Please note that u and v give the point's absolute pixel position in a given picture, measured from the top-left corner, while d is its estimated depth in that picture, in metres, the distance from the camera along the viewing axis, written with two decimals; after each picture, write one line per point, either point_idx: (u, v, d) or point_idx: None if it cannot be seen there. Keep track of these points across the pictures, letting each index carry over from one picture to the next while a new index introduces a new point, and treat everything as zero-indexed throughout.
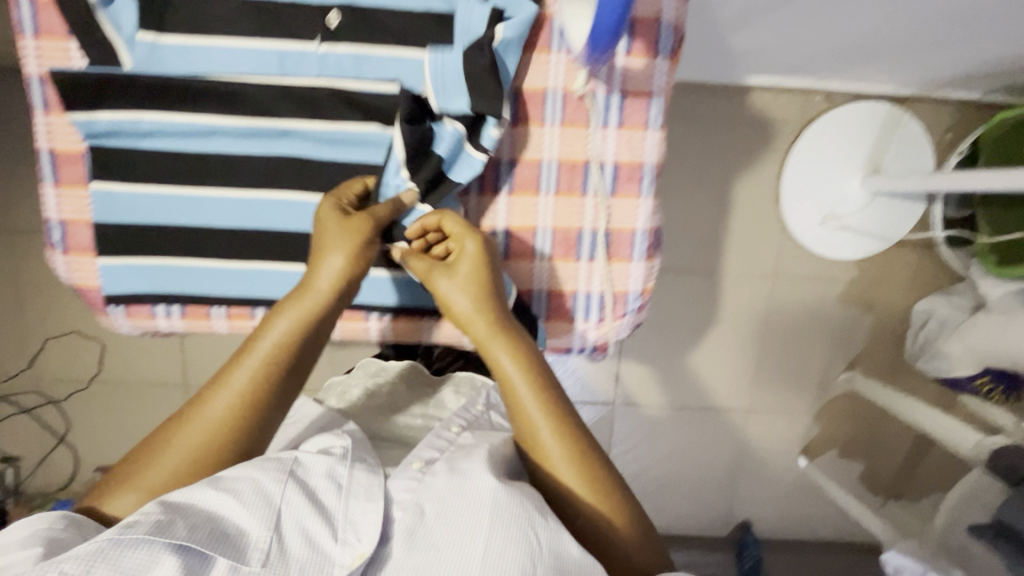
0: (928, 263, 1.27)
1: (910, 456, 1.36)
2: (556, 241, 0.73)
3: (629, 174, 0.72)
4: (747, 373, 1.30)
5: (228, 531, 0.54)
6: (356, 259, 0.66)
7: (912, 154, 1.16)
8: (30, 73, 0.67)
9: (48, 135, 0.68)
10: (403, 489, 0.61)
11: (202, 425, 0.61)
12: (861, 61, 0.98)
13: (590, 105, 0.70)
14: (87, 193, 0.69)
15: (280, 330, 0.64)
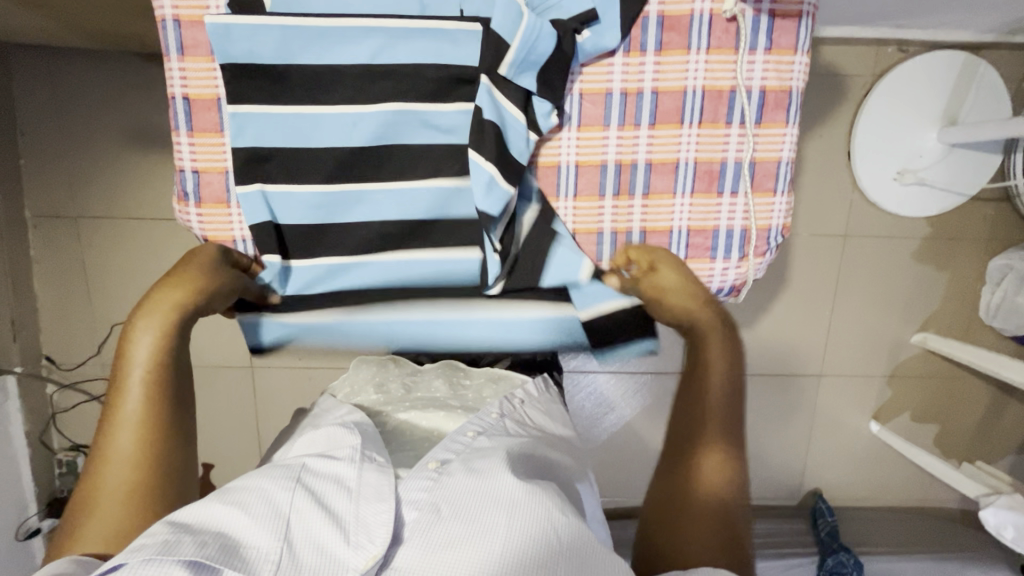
0: (1004, 218, 1.24)
1: (986, 418, 1.34)
2: (696, 176, 0.62)
3: (777, 100, 0.61)
4: (817, 337, 1.29)
5: (237, 540, 0.47)
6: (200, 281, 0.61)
7: (989, 103, 1.13)
8: (162, 12, 0.59)
9: (184, 81, 0.60)
10: (418, 489, 0.54)
11: (118, 461, 0.55)
12: (945, 5, 0.94)
13: (741, 26, 0.58)
14: (224, 144, 0.62)
15: (146, 347, 0.58)
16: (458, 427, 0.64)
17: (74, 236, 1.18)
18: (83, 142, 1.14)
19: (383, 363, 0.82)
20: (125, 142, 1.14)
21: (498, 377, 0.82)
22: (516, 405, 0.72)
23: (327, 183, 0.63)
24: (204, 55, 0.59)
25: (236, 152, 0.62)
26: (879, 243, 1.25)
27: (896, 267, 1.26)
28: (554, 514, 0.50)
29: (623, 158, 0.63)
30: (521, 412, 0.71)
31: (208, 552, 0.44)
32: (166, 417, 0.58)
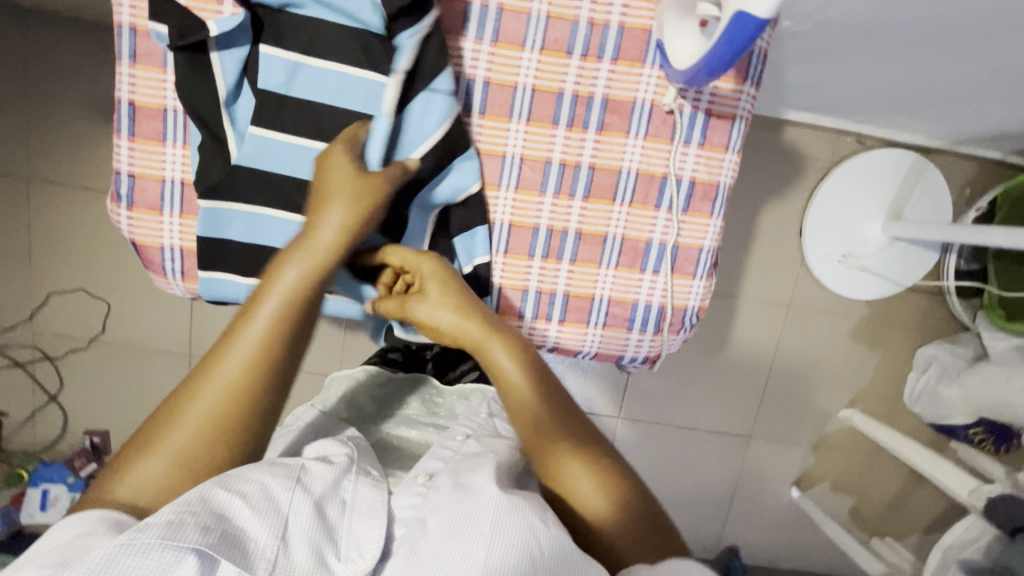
0: (937, 310, 1.31)
1: (900, 496, 1.40)
2: (623, 251, 0.65)
3: (704, 191, 0.64)
4: (751, 399, 1.34)
5: (236, 535, 0.46)
6: (363, 215, 0.56)
7: (933, 204, 1.20)
8: (121, 18, 0.59)
9: (132, 87, 0.60)
10: (406, 506, 0.55)
11: (217, 390, 0.52)
12: (898, 111, 1.00)
13: (678, 121, 0.61)
14: (164, 152, 0.62)
15: (292, 278, 0.54)
16: (447, 431, 0.65)
17: (22, 197, 1.15)
18: (46, 103, 1.11)
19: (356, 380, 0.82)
20: (90, 110, 1.12)
21: (470, 392, 0.82)
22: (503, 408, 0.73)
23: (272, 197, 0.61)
24: (158, 67, 0.59)
25: (176, 162, 0.62)
26: (821, 318, 1.31)
27: (833, 343, 1.32)
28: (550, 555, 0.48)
29: (555, 225, 0.65)
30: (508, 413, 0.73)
31: (209, 541, 0.44)
32: (282, 359, 0.54)
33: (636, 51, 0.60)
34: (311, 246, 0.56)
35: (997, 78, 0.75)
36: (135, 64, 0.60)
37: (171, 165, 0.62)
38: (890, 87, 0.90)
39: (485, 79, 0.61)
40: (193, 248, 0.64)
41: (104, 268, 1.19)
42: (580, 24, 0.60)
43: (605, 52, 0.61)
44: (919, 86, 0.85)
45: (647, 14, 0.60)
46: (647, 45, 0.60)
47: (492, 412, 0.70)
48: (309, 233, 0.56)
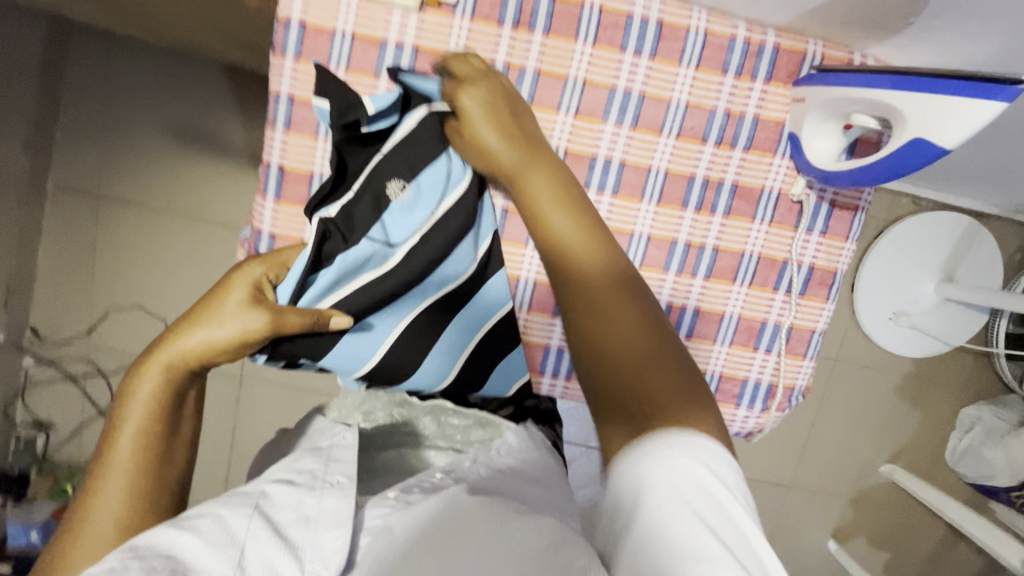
0: (981, 371, 1.33)
1: (935, 554, 1.40)
2: (739, 330, 0.59)
3: (823, 277, 0.59)
4: (792, 449, 1.34)
5: (187, 570, 0.44)
6: (247, 340, 0.57)
7: (985, 267, 1.21)
8: (278, 87, 0.60)
9: (283, 152, 0.61)
10: (378, 515, 0.52)
11: (98, 510, 0.51)
12: (964, 182, 1.02)
13: (805, 209, 0.58)
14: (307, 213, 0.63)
15: (148, 387, 0.56)
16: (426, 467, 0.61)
17: (92, 215, 1.17)
18: (125, 126, 1.14)
19: (372, 387, 0.79)
20: (167, 135, 1.14)
21: (487, 422, 0.77)
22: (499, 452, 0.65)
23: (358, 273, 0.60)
24: (310, 135, 0.61)
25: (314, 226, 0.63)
26: (866, 372, 1.32)
27: (877, 397, 1.33)
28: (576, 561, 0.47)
29: (674, 301, 0.60)
30: (504, 458, 0.65)
31: None
32: (161, 457, 0.56)
33: (768, 142, 0.58)
34: (161, 355, 0.57)
35: None
36: (287, 130, 0.61)
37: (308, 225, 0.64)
38: (961, 163, 0.92)
39: (620, 161, 0.59)
40: None
41: (163, 287, 1.20)
42: (717, 114, 0.58)
43: (738, 141, 0.58)
44: (994, 165, 0.87)
45: (782, 107, 0.58)
46: (779, 137, 0.58)
47: (479, 458, 0.64)
48: (165, 345, 0.57)
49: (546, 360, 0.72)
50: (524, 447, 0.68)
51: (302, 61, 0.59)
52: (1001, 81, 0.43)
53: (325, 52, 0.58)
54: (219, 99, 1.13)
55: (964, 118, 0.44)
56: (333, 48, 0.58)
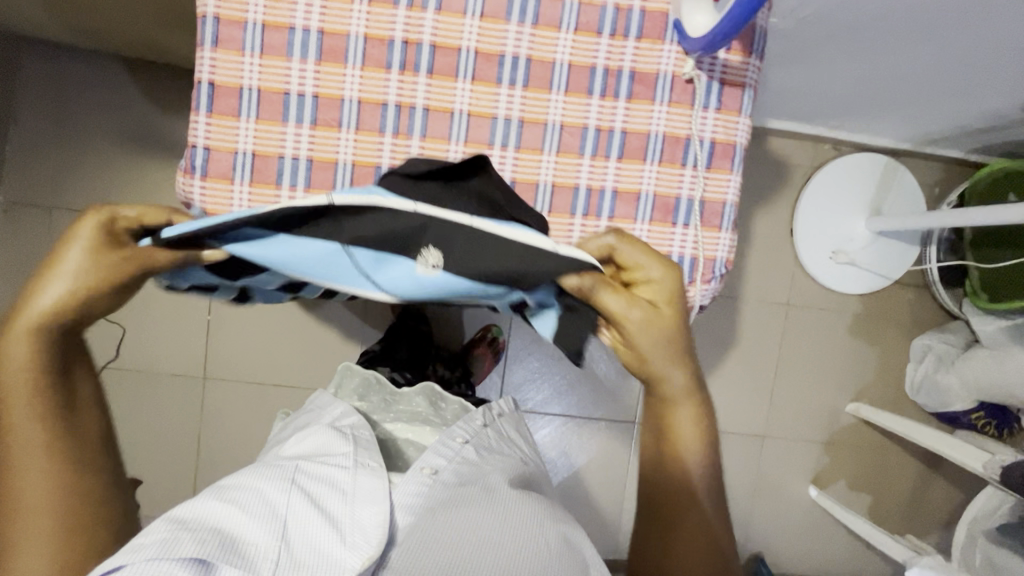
0: (924, 303, 1.39)
1: (914, 490, 1.42)
2: (655, 206, 0.61)
3: (725, 150, 0.62)
4: (761, 398, 1.37)
5: (234, 538, 0.53)
6: (105, 276, 0.52)
7: (909, 201, 1.30)
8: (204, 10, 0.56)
9: (212, 69, 0.56)
10: (411, 492, 0.65)
11: (36, 495, 0.49)
12: (869, 115, 1.11)
13: (699, 87, 0.60)
14: (239, 128, 0.57)
15: (21, 351, 0.50)
16: (447, 432, 0.76)
17: (45, 226, 1.17)
18: (74, 136, 1.16)
19: (368, 378, 0.93)
20: (120, 142, 1.17)
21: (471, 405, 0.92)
22: (493, 418, 0.88)
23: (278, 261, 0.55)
24: (239, 50, 0.56)
25: (248, 135, 0.57)
26: (819, 314, 1.37)
27: (833, 338, 1.38)
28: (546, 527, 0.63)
29: (593, 183, 0.61)
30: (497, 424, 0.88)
31: (209, 549, 0.50)
32: (78, 435, 0.53)
33: (655, 30, 0.60)
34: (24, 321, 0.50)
35: (955, 71, 0.86)
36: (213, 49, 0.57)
37: (241, 143, 0.57)
38: (860, 91, 1.01)
39: (527, 56, 0.59)
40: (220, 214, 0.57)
41: None
42: (606, 7, 0.59)
43: (630, 32, 0.59)
44: (886, 87, 0.96)
45: None
46: (665, 25, 0.60)
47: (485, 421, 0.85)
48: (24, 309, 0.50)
49: None
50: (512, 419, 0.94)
51: None
52: None
53: None
54: (168, 103, 1.17)
55: None
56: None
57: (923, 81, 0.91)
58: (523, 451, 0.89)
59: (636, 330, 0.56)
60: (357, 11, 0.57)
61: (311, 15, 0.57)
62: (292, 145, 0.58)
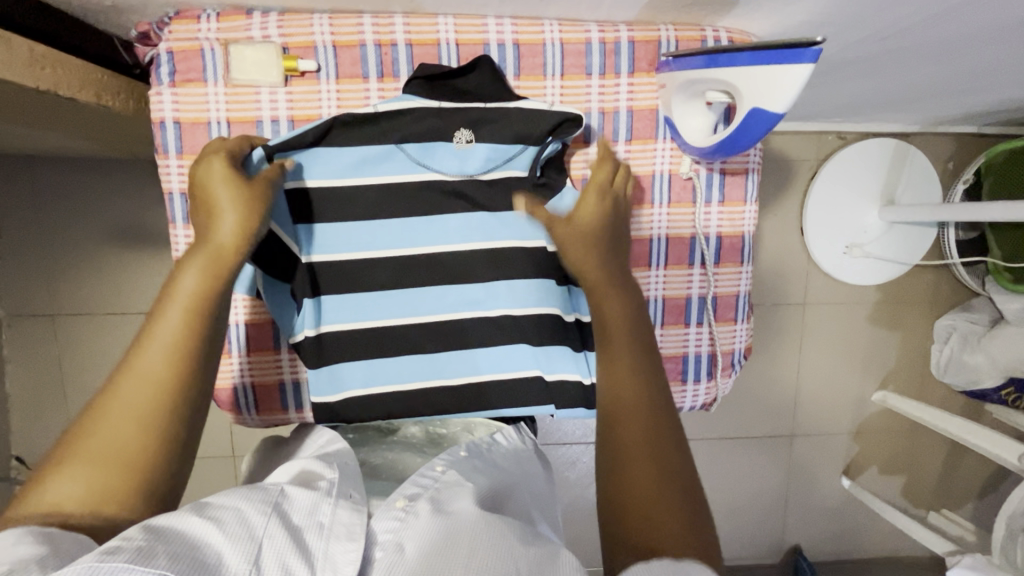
0: (944, 281, 1.36)
1: (945, 465, 1.42)
2: (666, 309, 0.69)
3: (731, 243, 0.69)
4: (787, 399, 1.36)
5: (204, 561, 0.39)
6: (247, 215, 0.54)
7: (922, 183, 1.25)
8: (162, 114, 0.64)
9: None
10: (387, 529, 0.47)
11: (134, 392, 0.46)
12: (876, 110, 1.04)
13: (697, 184, 0.67)
14: (232, 362, 0.70)
15: (192, 283, 0.51)
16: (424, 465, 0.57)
17: (51, 334, 1.17)
18: (62, 242, 1.14)
19: None
20: (107, 241, 1.15)
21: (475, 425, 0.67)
22: (490, 447, 0.62)
23: (343, 189, 0.62)
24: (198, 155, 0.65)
25: (239, 311, 0.69)
26: (837, 308, 1.34)
27: (854, 329, 1.35)
28: (516, 546, 0.43)
29: None
30: (495, 454, 0.61)
31: (178, 567, 0.37)
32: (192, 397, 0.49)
33: (648, 129, 0.66)
34: (206, 246, 0.53)
35: (966, 75, 0.80)
36: (181, 156, 0.66)
37: (238, 374, 0.71)
38: (865, 95, 0.95)
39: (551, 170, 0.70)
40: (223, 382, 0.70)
41: None
42: (591, 115, 0.67)
43: (620, 135, 0.67)
44: (893, 90, 0.90)
45: (652, 94, 0.66)
46: (657, 122, 0.66)
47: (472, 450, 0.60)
48: (204, 233, 0.53)
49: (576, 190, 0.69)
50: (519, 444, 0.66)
51: (179, 85, 0.64)
52: (799, 46, 0.46)
53: (196, 69, 0.63)
54: (148, 194, 1.14)
55: (786, 87, 0.48)
56: (206, 63, 0.63)
57: (931, 82, 0.86)
58: (533, 480, 0.63)
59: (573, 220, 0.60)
60: (325, 90, 0.65)
61: (277, 101, 0.65)
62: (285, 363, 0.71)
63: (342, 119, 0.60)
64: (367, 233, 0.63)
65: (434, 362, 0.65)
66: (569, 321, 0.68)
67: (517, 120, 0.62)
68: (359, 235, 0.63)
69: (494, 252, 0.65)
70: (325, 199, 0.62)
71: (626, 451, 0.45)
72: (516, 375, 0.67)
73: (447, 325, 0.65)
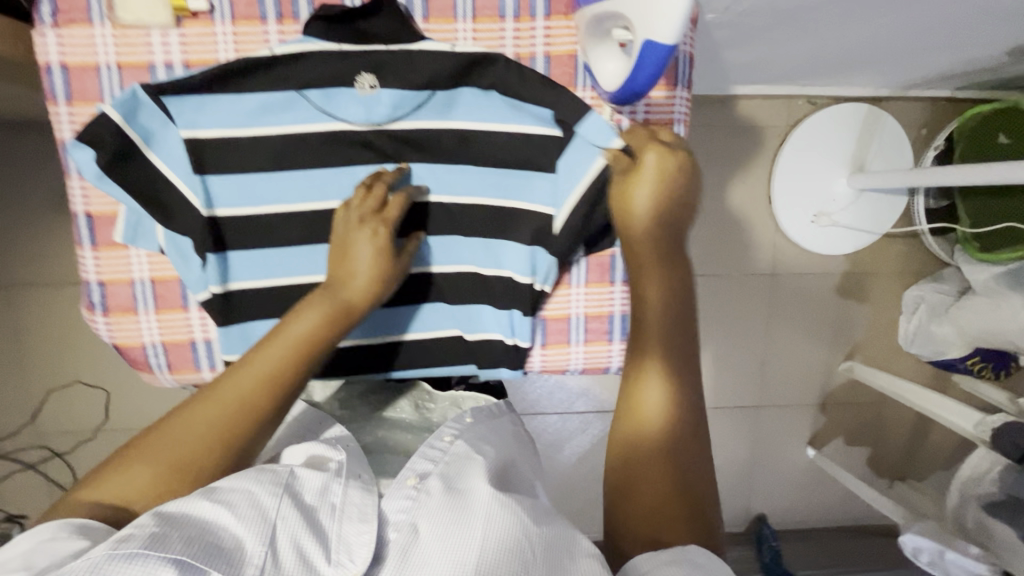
0: (915, 251, 1.34)
1: (911, 436, 1.42)
2: (591, 267, 0.69)
3: None
4: (752, 370, 1.36)
5: (220, 542, 0.45)
6: (384, 269, 0.60)
7: (891, 149, 1.22)
8: (49, 59, 0.61)
9: (98, 267, 0.62)
10: (397, 509, 0.55)
11: (230, 399, 0.53)
12: (841, 71, 1.01)
13: (619, 135, 0.65)
14: (139, 322, 0.64)
15: (313, 324, 0.56)
16: (435, 432, 0.66)
17: (4, 304, 1.16)
18: (11, 208, 1.12)
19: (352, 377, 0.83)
20: (57, 208, 1.12)
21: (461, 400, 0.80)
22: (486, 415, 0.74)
23: (241, 137, 0.60)
24: (91, 101, 0.62)
25: (141, 263, 0.62)
26: (805, 278, 1.33)
27: (822, 300, 1.34)
28: (528, 530, 0.52)
29: None
30: (491, 421, 0.74)
31: (194, 551, 0.43)
32: (275, 416, 0.55)
33: (566, 76, 0.64)
34: (340, 292, 0.58)
35: (926, 27, 0.77)
36: (71, 103, 0.62)
37: (148, 332, 0.64)
38: (826, 53, 0.92)
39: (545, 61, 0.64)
40: (134, 342, 0.64)
41: (96, 358, 1.20)
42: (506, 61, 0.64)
43: None
44: (854, 46, 0.86)
45: (569, 39, 0.63)
46: (576, 68, 0.64)
47: (474, 416, 0.72)
48: (344, 279, 0.59)
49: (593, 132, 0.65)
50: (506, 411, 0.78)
51: (63, 25, 0.60)
52: None
53: (82, 9, 0.60)
54: None
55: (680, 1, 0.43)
56: (91, 2, 0.60)
57: (891, 37, 0.82)
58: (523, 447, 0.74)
59: (627, 210, 0.59)
60: (221, 33, 0.62)
61: (169, 46, 0.62)
62: (196, 324, 0.64)
63: (238, 65, 0.57)
64: (272, 190, 0.61)
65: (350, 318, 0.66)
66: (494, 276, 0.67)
67: (426, 64, 0.60)
68: (261, 190, 0.61)
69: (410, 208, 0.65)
70: (223, 152, 0.59)
71: (639, 470, 0.53)
72: (435, 334, 0.69)
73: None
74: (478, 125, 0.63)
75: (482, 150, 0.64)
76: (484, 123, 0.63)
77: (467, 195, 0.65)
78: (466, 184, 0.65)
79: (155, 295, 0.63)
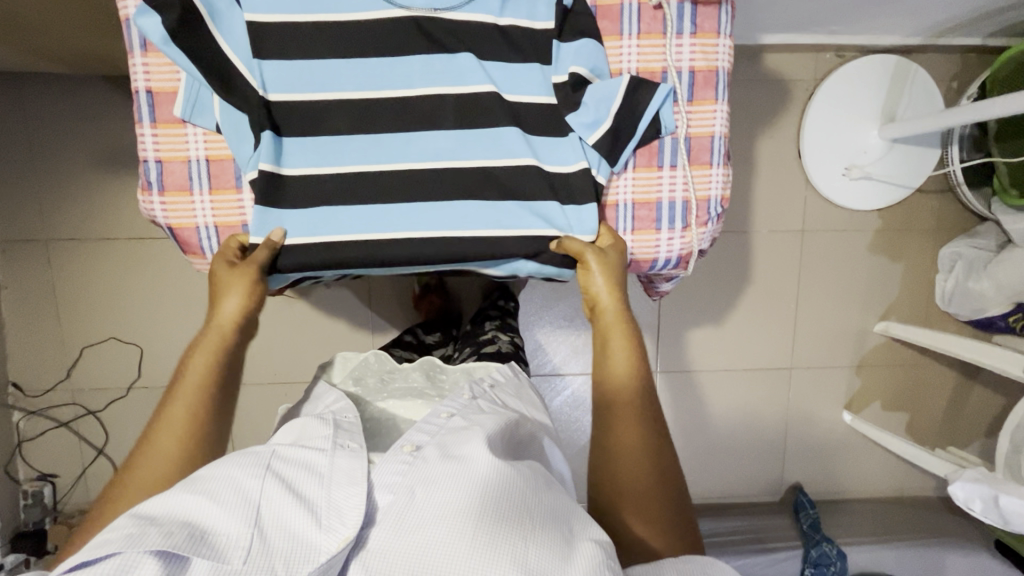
0: (949, 208, 1.32)
1: (952, 402, 1.38)
2: (637, 150, 0.69)
3: (705, 78, 0.68)
4: (784, 331, 1.33)
5: (205, 531, 0.43)
6: (248, 294, 0.64)
7: (923, 100, 1.21)
8: None
9: (157, 146, 0.65)
10: (391, 474, 0.50)
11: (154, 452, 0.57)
12: (869, 12, 1.01)
13: (668, 13, 0.66)
14: (193, 202, 0.66)
15: (199, 362, 0.63)
16: (431, 408, 0.60)
17: (45, 258, 1.18)
18: (57, 165, 1.15)
19: (365, 356, 0.80)
20: (100, 164, 1.16)
21: (475, 368, 0.79)
22: (487, 388, 0.69)
23: (301, 22, 0.63)
24: None
25: (198, 142, 0.65)
26: (836, 236, 1.31)
27: (855, 258, 1.32)
28: (525, 496, 0.47)
29: None
30: (493, 394, 0.69)
31: (175, 541, 0.41)
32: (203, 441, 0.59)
33: None
34: (211, 333, 0.65)
35: None
36: None
37: (202, 215, 0.67)
38: None
39: None
40: (190, 223, 0.67)
41: (130, 314, 1.22)
42: None
43: None
44: None
45: None
46: None
47: (476, 393, 0.66)
48: (208, 323, 0.65)
49: (624, 17, 0.67)
50: (511, 385, 0.74)
51: None
52: None
53: None
54: None
55: None
56: None
57: None
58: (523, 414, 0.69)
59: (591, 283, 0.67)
60: None
61: None
62: (247, 206, 0.66)
63: None
64: (328, 71, 0.63)
65: (389, 215, 0.65)
66: (536, 173, 0.67)
67: None
68: (318, 73, 0.63)
69: (457, 98, 0.65)
70: (282, 43, 0.63)
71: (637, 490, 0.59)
72: (490, 233, 0.66)
73: (415, 175, 0.65)
74: (529, 23, 0.66)
75: (530, 42, 0.66)
76: (536, 20, 0.66)
77: (506, 92, 0.66)
78: (512, 82, 0.66)
79: (211, 177, 0.66)
